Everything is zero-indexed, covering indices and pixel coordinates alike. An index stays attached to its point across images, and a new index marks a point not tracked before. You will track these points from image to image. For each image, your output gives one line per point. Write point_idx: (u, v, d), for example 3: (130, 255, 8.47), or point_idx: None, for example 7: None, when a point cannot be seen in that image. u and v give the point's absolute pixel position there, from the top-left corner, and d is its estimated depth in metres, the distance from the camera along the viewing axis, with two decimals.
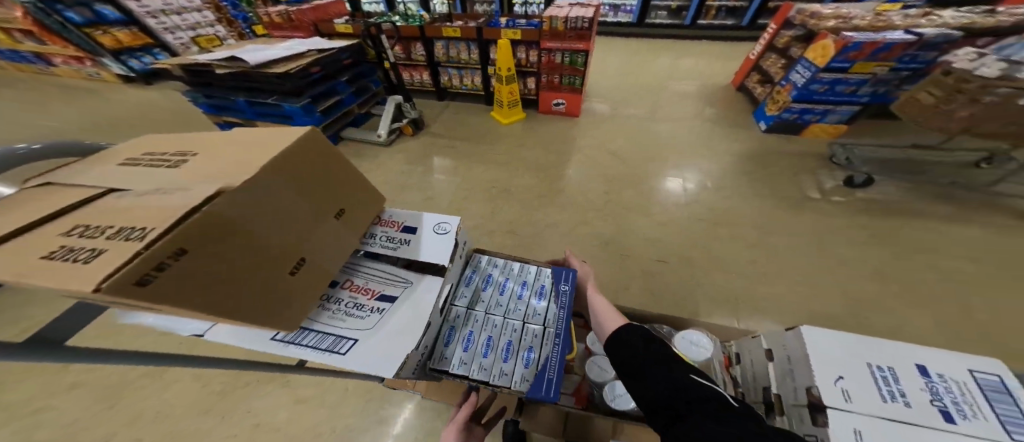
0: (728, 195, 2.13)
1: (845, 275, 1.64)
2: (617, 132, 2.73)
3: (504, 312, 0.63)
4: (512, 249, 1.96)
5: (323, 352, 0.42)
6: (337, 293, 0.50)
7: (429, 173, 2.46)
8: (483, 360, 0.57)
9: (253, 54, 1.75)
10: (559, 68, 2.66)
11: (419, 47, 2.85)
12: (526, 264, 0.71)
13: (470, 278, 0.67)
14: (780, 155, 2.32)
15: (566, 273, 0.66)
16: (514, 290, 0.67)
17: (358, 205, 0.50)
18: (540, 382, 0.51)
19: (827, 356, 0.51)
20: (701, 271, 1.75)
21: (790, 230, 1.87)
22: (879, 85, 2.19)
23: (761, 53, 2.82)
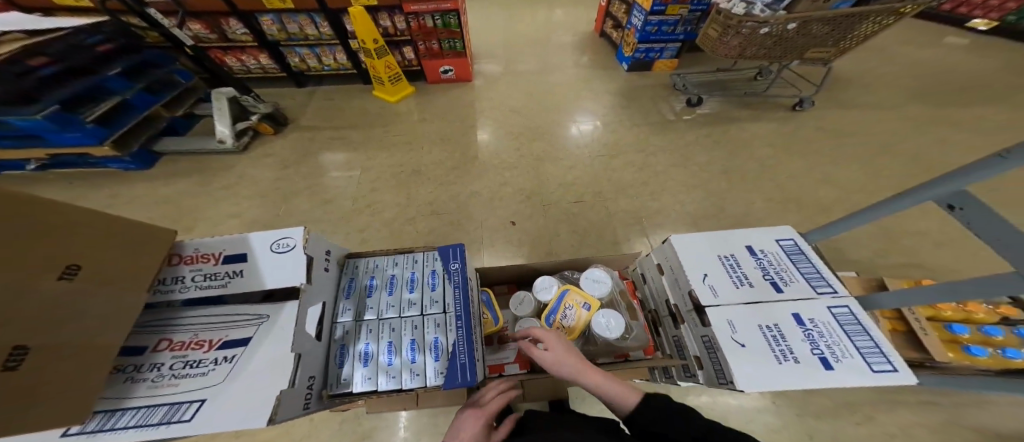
0: (612, 132, 2.43)
1: (701, 176, 2.12)
2: (514, 88, 2.78)
3: (398, 309, 0.54)
4: (441, 227, 1.93)
5: (152, 427, 0.32)
6: (158, 358, 0.39)
7: (321, 173, 2.16)
8: (387, 369, 0.49)
9: None
10: (434, 33, 2.49)
11: (235, 23, 2.26)
12: (413, 252, 0.63)
13: (348, 287, 0.57)
14: (639, 90, 2.73)
15: (453, 249, 0.58)
16: (404, 284, 0.58)
17: (129, 251, 0.37)
18: (453, 370, 0.45)
19: (697, 263, 0.73)
20: (608, 201, 2.03)
21: (662, 150, 2.28)
22: (688, 24, 2.65)
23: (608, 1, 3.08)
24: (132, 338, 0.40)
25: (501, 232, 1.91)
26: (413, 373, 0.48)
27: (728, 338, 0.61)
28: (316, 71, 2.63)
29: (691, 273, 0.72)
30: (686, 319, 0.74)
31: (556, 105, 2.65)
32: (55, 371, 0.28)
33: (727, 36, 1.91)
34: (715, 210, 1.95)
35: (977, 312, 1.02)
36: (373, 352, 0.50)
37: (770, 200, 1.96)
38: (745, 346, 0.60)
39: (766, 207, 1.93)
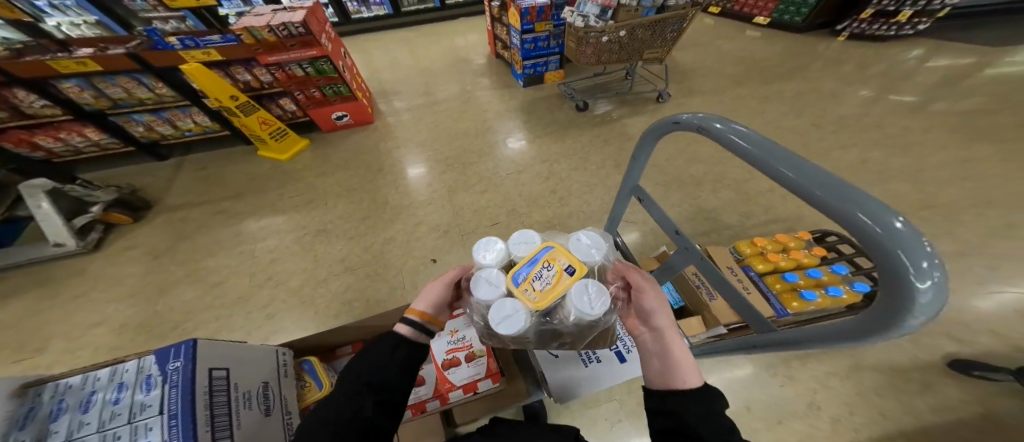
0: (520, 146, 2.55)
1: (603, 174, 2.31)
2: (419, 123, 2.76)
3: (94, 429, 0.48)
4: (358, 283, 1.76)
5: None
6: None
7: (199, 252, 1.82)
8: None
9: None
10: (309, 81, 2.29)
11: (25, 94, 1.74)
12: (122, 363, 0.56)
13: (18, 423, 0.48)
14: (538, 103, 2.91)
15: (183, 347, 0.55)
16: (104, 400, 0.52)
17: None
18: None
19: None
20: (523, 216, 2.09)
21: (567, 156, 2.44)
22: (559, 37, 2.88)
23: (491, 24, 3.26)
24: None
25: (422, 272, 1.82)
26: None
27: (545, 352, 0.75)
28: (173, 137, 2.24)
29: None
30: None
31: (464, 133, 2.69)
32: None
33: (583, 46, 2.11)
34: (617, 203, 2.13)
35: (802, 258, 1.12)
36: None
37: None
38: None
39: None
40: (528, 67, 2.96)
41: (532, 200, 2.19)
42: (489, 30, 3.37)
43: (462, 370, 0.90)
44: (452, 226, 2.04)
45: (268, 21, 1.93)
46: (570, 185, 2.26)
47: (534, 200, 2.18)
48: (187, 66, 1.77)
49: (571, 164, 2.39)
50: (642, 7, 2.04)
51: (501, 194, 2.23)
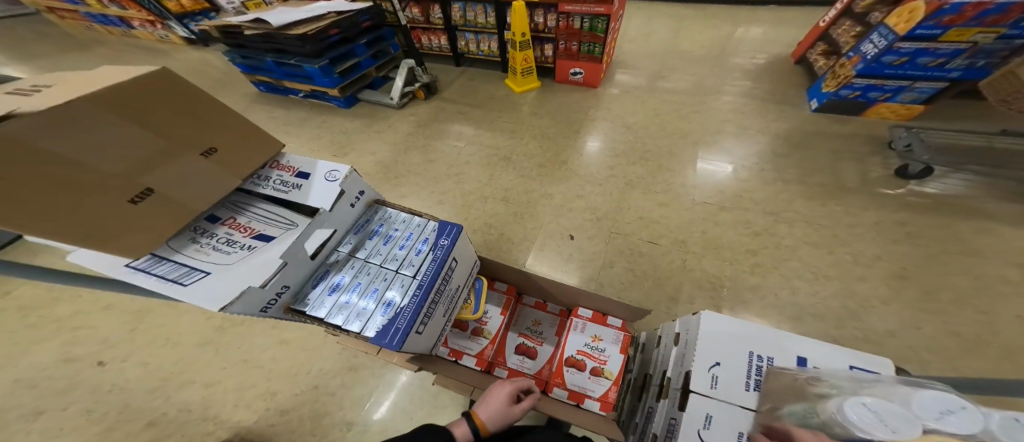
0: (747, 178, 1.93)
1: (858, 279, 1.47)
2: (641, 105, 2.52)
3: (382, 259, 0.78)
4: (504, 216, 1.95)
5: (170, 280, 0.54)
6: (220, 228, 0.66)
7: (435, 138, 2.46)
8: (351, 298, 0.71)
9: (278, 16, 2.16)
10: (578, 35, 2.49)
11: (437, 9, 2.76)
12: (420, 218, 0.86)
13: (365, 224, 0.85)
14: (818, 137, 2.03)
15: (450, 229, 0.76)
16: (398, 241, 0.81)
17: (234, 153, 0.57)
18: (389, 330, 0.64)
19: (713, 347, 0.64)
20: (691, 255, 1.65)
21: (810, 222, 1.67)
22: (980, 57, 1.69)
23: (834, 19, 2.34)
24: (221, 208, 0.70)
25: (554, 240, 1.81)
26: (360, 315, 0.69)
27: (693, 430, 0.57)
28: (472, 55, 3.01)
29: (703, 354, 0.63)
30: (669, 395, 0.70)
31: (683, 133, 2.26)
32: (154, 214, 0.45)
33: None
34: (845, 314, 1.36)
35: None
36: (342, 286, 0.73)
37: (956, 335, 1.27)
38: None
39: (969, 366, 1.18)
40: (851, 87, 1.98)
41: (725, 245, 1.65)
42: (816, 26, 2.47)
43: (583, 378, 0.90)
44: (608, 218, 1.86)
45: None
46: (790, 260, 1.56)
47: (725, 247, 1.64)
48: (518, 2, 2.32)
49: (815, 236, 1.61)
50: None
51: (683, 216, 1.81)
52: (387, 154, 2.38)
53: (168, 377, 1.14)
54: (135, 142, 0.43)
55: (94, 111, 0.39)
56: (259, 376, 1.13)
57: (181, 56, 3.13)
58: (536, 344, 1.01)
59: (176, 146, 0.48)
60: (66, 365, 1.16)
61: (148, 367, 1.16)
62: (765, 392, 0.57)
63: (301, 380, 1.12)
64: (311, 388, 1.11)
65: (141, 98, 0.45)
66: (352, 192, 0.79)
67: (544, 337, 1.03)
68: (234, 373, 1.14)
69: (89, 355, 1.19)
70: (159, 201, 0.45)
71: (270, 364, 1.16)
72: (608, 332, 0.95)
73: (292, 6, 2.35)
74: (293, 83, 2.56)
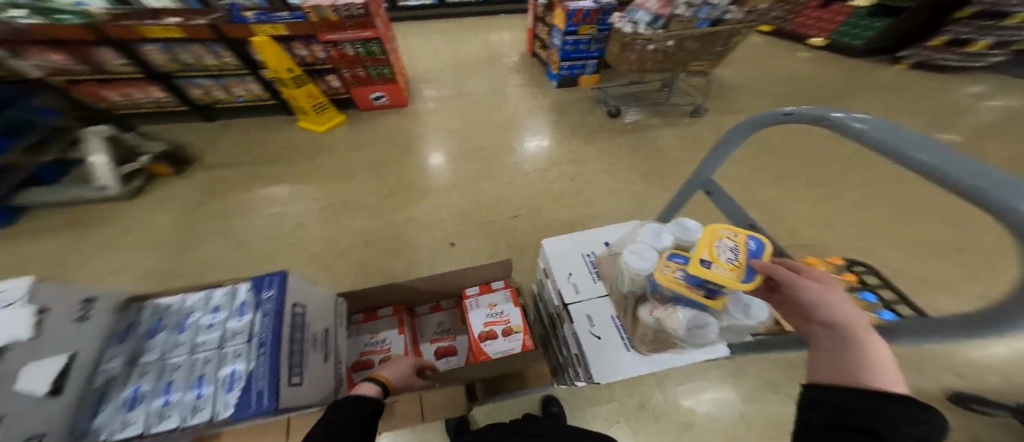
0: (551, 143, 2.54)
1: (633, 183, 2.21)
2: (450, 111, 2.77)
3: (190, 348, 0.57)
4: (376, 258, 1.79)
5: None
6: None
7: (235, 212, 1.89)
8: (162, 408, 0.49)
9: None
10: (358, 61, 2.34)
11: (111, 53, 1.94)
12: (225, 287, 0.67)
13: (139, 334, 0.59)
14: (573, 104, 2.87)
15: (273, 278, 0.64)
16: (205, 323, 0.61)
17: None
18: (248, 398, 0.49)
19: (564, 265, 0.79)
20: (543, 212, 2.07)
21: (599, 160, 2.36)
22: (601, 42, 2.85)
23: (533, 26, 3.26)
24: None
25: (440, 255, 1.83)
26: (197, 409, 0.49)
27: (585, 330, 0.69)
28: (226, 103, 2.34)
29: (559, 270, 0.79)
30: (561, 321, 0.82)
31: (492, 125, 2.67)
32: None
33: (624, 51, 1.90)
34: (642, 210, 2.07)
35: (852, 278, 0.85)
36: (136, 403, 0.50)
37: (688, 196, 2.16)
38: (601, 338, 0.68)
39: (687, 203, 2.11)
40: (564, 69, 2.93)
41: (561, 193, 2.17)
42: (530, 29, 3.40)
43: (497, 343, 0.97)
44: (472, 215, 2.03)
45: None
46: (599, 185, 2.22)
47: (565, 194, 2.16)
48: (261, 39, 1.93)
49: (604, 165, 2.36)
50: (696, 18, 1.84)
51: (527, 186, 2.21)
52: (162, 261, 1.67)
53: None
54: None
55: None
56: None
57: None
58: (450, 341, 1.09)
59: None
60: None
61: None
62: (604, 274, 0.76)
63: None
64: None
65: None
66: (78, 302, 0.52)
67: (453, 331, 1.11)
68: None
69: None
70: None
71: None
72: (498, 295, 1.07)
73: None
74: None
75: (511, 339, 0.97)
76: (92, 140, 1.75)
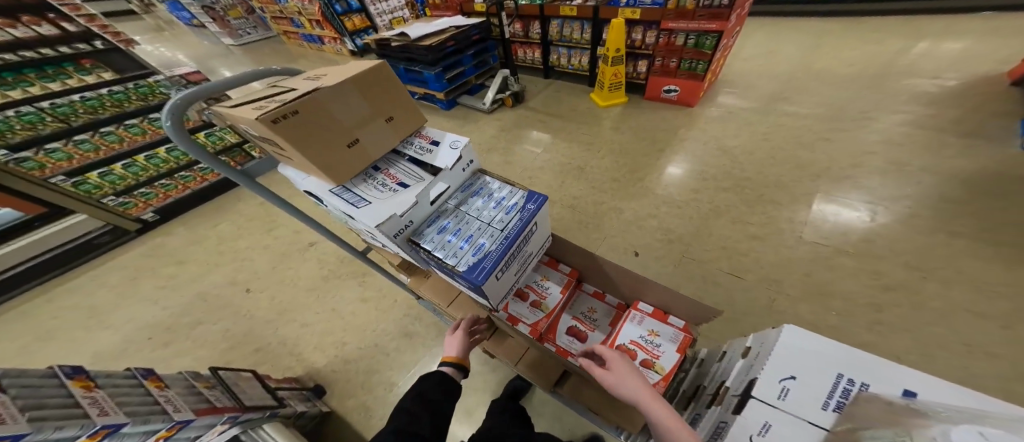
0: (896, 224, 1.48)
1: None
2: (740, 127, 2.23)
3: (481, 215, 0.87)
4: (567, 222, 1.94)
5: (348, 204, 0.73)
6: (378, 174, 0.82)
7: (517, 144, 2.60)
8: (450, 241, 0.81)
9: (416, 32, 2.56)
10: (679, 52, 2.34)
11: (536, 25, 2.95)
12: (517, 187, 0.92)
13: (470, 187, 0.94)
14: (1015, 189, 1.49)
15: (541, 198, 0.86)
16: (493, 202, 0.89)
17: (403, 120, 0.83)
18: (478, 266, 0.73)
19: (787, 360, 0.40)
20: (784, 297, 1.37)
21: (991, 292, 1.21)
22: None
23: None
24: (381, 160, 0.87)
25: (616, 254, 1.71)
26: (456, 255, 0.78)
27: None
28: (563, 68, 3.11)
29: (770, 358, 0.41)
30: (723, 403, 0.59)
31: (787, 159, 1.93)
32: (356, 156, 0.76)
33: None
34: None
35: None
36: (448, 229, 0.84)
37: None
38: None
39: None
40: None
41: (849, 292, 1.32)
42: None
43: (628, 366, 0.82)
44: (681, 240, 1.69)
45: None
46: (967, 332, 1.13)
47: (858, 303, 1.28)
48: (615, 20, 2.34)
49: (1011, 320, 1.16)
50: None
51: (789, 255, 1.49)
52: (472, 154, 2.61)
53: (279, 313, 1.38)
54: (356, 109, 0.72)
55: (341, 90, 0.68)
56: (338, 326, 1.32)
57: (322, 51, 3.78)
58: (588, 329, 1.00)
59: (377, 114, 0.76)
60: (229, 285, 1.49)
61: (271, 302, 1.42)
62: (854, 414, 0.32)
63: (368, 337, 1.27)
64: (371, 345, 1.24)
65: (370, 80, 0.73)
66: (466, 160, 0.91)
67: (597, 324, 1.01)
68: (322, 320, 1.34)
69: (245, 280, 1.51)
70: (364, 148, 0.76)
71: (349, 316, 1.34)
72: (667, 330, 0.86)
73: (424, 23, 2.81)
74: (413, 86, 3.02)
75: (644, 374, 0.80)
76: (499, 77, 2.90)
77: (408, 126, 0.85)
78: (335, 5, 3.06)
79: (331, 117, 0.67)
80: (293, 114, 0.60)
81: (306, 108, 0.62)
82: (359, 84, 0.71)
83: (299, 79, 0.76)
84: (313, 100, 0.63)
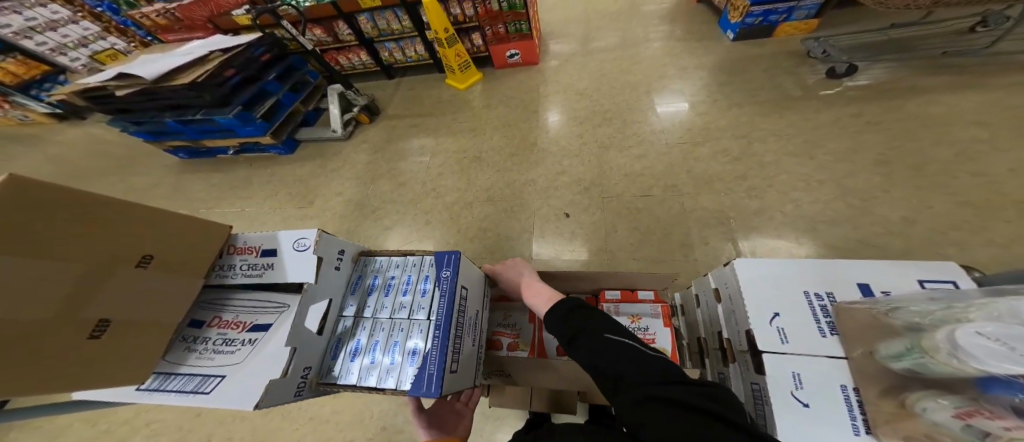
0: (708, 110, 1.94)
1: (834, 165, 1.56)
2: (583, 70, 2.47)
3: (392, 310, 0.62)
4: (496, 214, 1.85)
5: (187, 394, 0.44)
6: (207, 332, 0.53)
7: (400, 158, 2.29)
8: (370, 365, 0.56)
9: (145, 67, 1.59)
10: (501, 17, 2.35)
11: (342, 25, 2.49)
12: (409, 257, 0.70)
13: (355, 284, 0.67)
14: (756, 59, 2.06)
15: (449, 257, 0.60)
16: (400, 285, 0.66)
17: (190, 240, 0.47)
18: (421, 377, 0.51)
19: (768, 295, 0.55)
20: (687, 197, 1.65)
21: (779, 136, 1.72)
22: None
23: None
24: (198, 311, 0.56)
25: (551, 223, 1.74)
26: (389, 373, 0.55)
27: (786, 393, 0.46)
28: (401, 63, 2.82)
29: (757, 306, 0.55)
30: (737, 358, 0.61)
31: (628, 84, 2.26)
32: (123, 340, 0.39)
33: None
34: (851, 214, 1.43)
35: None
36: (361, 349, 0.58)
37: (963, 204, 1.35)
38: (811, 405, 0.44)
39: (944, 224, 1.32)
40: (753, 15, 2.04)
41: (720, 179, 1.67)
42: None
43: None
44: (594, 183, 1.82)
45: None
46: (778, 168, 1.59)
47: (723, 177, 1.66)
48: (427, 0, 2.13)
49: (801, 143, 1.67)
50: None
51: (667, 161, 1.81)
52: (354, 189, 2.18)
53: None
54: (40, 282, 0.33)
55: None
56: (330, 429, 1.03)
57: (77, 128, 2.68)
58: None
59: (105, 260, 0.38)
60: None
61: None
62: (845, 330, 0.48)
63: (369, 425, 1.03)
64: (380, 431, 1.01)
65: (33, 207, 0.32)
66: (334, 255, 0.62)
67: None
68: (305, 432, 1.04)
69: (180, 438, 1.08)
70: (128, 317, 0.39)
71: (334, 417, 1.05)
72: (645, 308, 0.86)
73: (161, 50, 1.82)
74: (212, 138, 2.18)
75: None
76: (332, 95, 2.36)
77: (189, 248, 0.46)
78: None
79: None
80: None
81: None
82: (7, 224, 0.31)
83: None
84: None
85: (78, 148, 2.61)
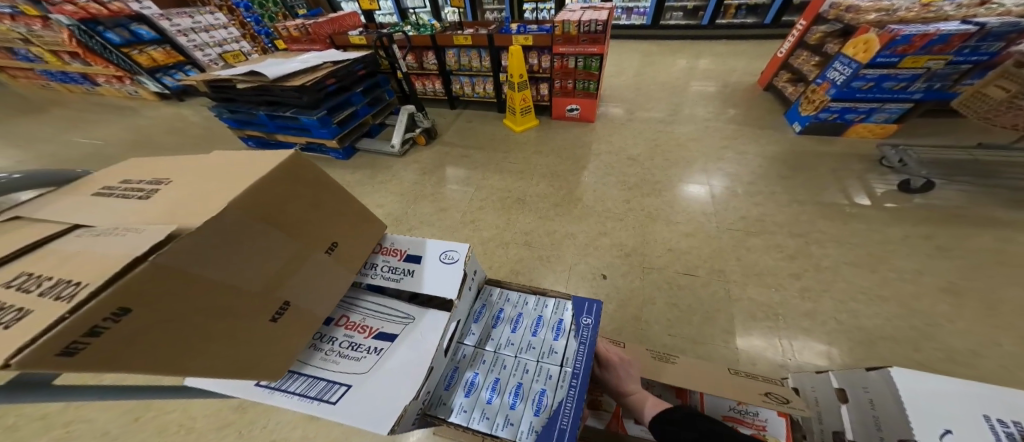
0: (767, 201, 1.82)
1: (915, 279, 1.37)
2: (637, 135, 2.50)
3: (516, 349, 0.51)
4: (529, 261, 1.73)
5: (311, 401, 0.37)
6: (333, 332, 0.45)
7: (443, 184, 2.32)
8: (485, 406, 0.45)
9: (271, 68, 1.83)
10: (573, 74, 2.50)
11: (430, 56, 2.74)
12: (545, 297, 0.58)
13: (478, 313, 0.56)
14: (823, 155, 1.99)
15: (590, 304, 0.53)
16: (529, 321, 0.55)
17: (355, 238, 0.46)
18: (551, 433, 0.40)
19: (936, 411, 0.48)
20: (734, 284, 1.46)
21: (852, 244, 1.54)
22: (938, 80, 1.74)
23: (790, 50, 2.43)
24: None
25: (586, 282, 1.58)
26: (507, 420, 0.43)
27: None
28: (468, 97, 2.99)
29: (917, 419, 0.48)
30: None
31: (680, 158, 2.24)
32: (296, 328, 0.37)
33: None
34: (931, 331, 1.21)
35: None
36: (477, 385, 0.48)
37: None
38: None
39: None
40: (829, 110, 1.98)
41: (772, 270, 1.49)
42: (776, 57, 2.54)
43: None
44: (636, 250, 1.69)
45: (579, 18, 2.23)
46: (850, 272, 1.42)
47: (780, 269, 1.48)
48: (514, 48, 2.34)
49: (870, 248, 1.51)
50: None
51: (719, 244, 1.65)
52: (396, 205, 2.18)
53: None
54: (265, 251, 0.34)
55: (240, 220, 0.31)
56: None
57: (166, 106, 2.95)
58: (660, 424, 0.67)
59: (307, 242, 0.39)
60: None
61: None
62: None
63: None
64: None
65: (284, 192, 0.37)
66: (471, 274, 0.54)
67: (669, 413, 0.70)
68: None
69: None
70: (306, 305, 0.38)
71: None
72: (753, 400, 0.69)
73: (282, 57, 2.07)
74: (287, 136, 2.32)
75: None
76: (403, 114, 2.56)
77: (360, 244, 0.47)
78: (108, 33, 2.14)
79: (233, 270, 0.31)
80: (126, 311, 0.23)
81: (152, 293, 0.25)
82: (264, 192, 0.34)
83: (78, 193, 0.37)
84: (176, 262, 0.26)
85: (159, 118, 2.84)
